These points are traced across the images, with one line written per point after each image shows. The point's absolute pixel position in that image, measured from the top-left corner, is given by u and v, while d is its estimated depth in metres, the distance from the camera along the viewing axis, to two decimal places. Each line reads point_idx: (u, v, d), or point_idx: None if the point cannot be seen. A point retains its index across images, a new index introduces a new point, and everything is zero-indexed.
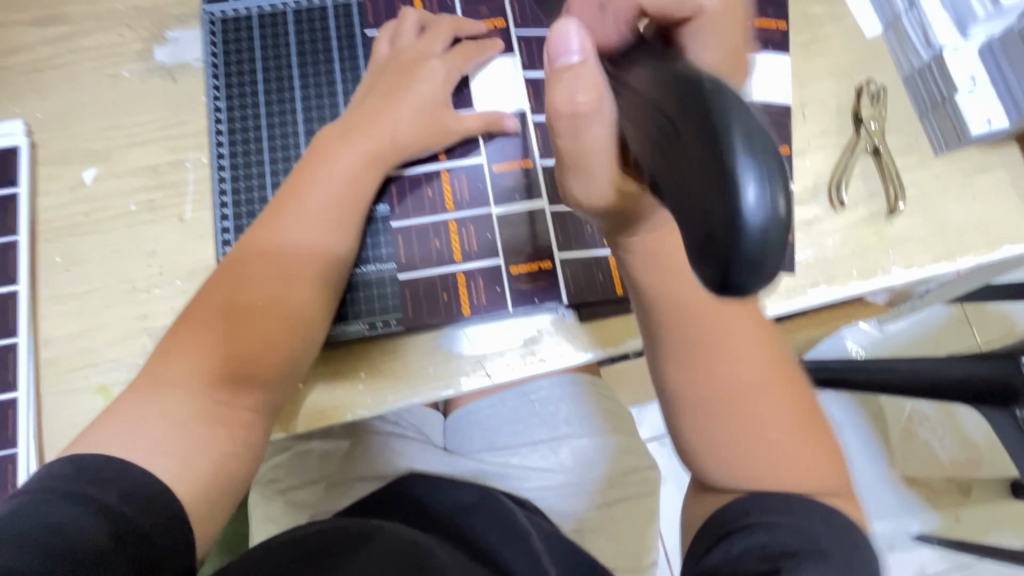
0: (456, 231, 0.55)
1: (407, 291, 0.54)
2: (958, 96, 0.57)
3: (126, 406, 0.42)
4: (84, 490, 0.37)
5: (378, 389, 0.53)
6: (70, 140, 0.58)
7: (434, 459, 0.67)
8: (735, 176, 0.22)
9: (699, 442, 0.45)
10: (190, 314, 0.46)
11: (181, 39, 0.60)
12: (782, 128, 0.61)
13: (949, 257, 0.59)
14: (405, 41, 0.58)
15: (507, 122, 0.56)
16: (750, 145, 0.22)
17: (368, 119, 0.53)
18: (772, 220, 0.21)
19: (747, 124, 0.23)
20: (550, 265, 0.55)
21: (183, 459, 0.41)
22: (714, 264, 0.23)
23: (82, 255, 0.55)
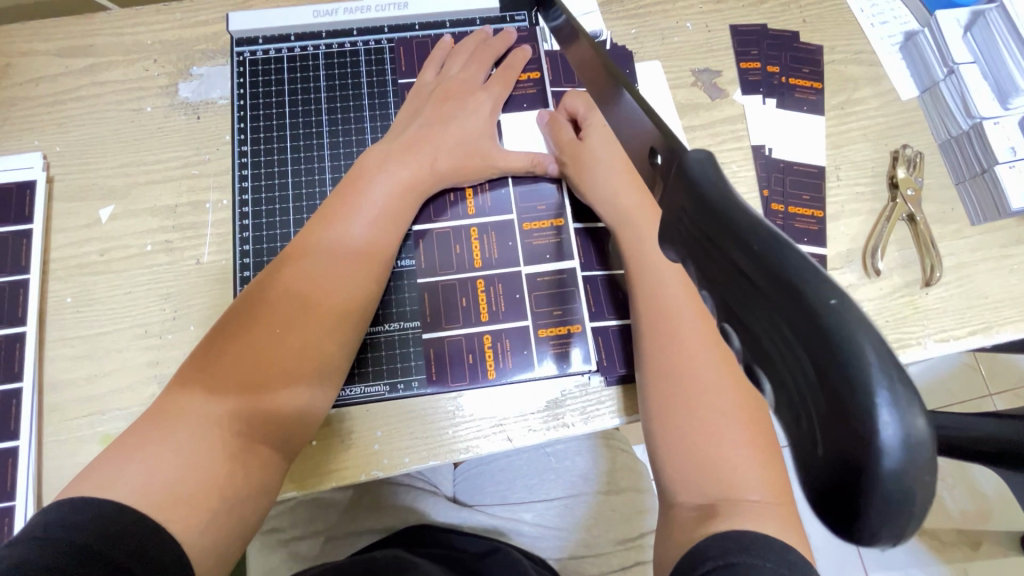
0: (484, 289, 0.54)
1: (431, 352, 0.53)
2: (998, 168, 0.56)
3: (140, 445, 0.39)
4: (92, 544, 0.34)
5: (395, 450, 0.50)
6: (89, 175, 0.56)
7: (445, 510, 0.66)
8: (858, 391, 0.14)
9: (666, 449, 0.43)
10: (210, 347, 0.44)
11: (207, 76, 0.59)
12: (816, 190, 0.60)
13: (987, 331, 0.56)
14: (453, 69, 0.57)
15: (552, 165, 0.55)
16: (872, 334, 0.15)
17: (410, 147, 0.52)
18: (922, 455, 0.14)
19: (846, 308, 0.15)
20: (579, 329, 0.53)
21: (194, 508, 0.38)
22: (835, 502, 0.15)
23: (95, 296, 0.53)
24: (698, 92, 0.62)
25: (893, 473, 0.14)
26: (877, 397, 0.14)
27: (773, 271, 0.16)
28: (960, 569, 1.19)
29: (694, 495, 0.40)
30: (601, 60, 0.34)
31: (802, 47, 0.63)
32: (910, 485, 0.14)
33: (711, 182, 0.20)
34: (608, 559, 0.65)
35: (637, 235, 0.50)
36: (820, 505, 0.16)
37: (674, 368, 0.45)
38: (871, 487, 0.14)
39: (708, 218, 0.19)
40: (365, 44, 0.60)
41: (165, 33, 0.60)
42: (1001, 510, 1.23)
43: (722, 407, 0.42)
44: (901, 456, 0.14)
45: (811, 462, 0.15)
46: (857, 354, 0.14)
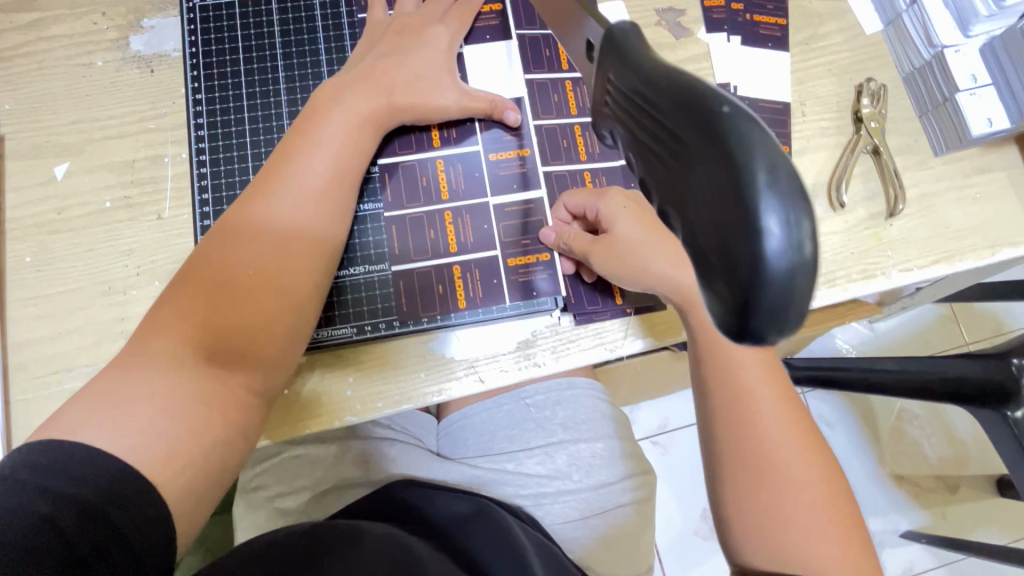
0: (452, 222, 0.54)
1: (401, 284, 0.52)
2: (958, 96, 0.56)
3: (107, 390, 0.39)
4: (60, 489, 0.34)
5: (367, 395, 0.51)
6: (41, 132, 0.55)
7: (428, 463, 0.67)
8: (744, 191, 0.15)
9: (748, 531, 0.44)
10: (174, 290, 0.43)
11: (159, 27, 0.57)
12: (781, 127, 0.60)
13: (949, 260, 0.57)
14: (407, 5, 0.56)
15: (509, 112, 0.54)
16: (766, 145, 0.15)
17: (368, 77, 0.51)
18: (806, 255, 0.15)
19: (741, 118, 0.16)
20: (547, 258, 0.53)
21: (167, 451, 0.38)
22: (734, 306, 0.15)
23: (55, 255, 0.52)
24: (662, 31, 0.61)
25: (778, 270, 0.15)
26: (762, 193, 0.15)
27: (681, 108, 0.17)
28: (938, 513, 1.24)
29: (749, 529, 0.44)
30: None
31: None
32: (795, 279, 0.15)
33: (632, 44, 0.20)
34: (588, 500, 0.67)
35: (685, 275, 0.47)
36: (721, 315, 0.16)
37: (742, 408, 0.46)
38: (759, 281, 0.15)
39: (628, 76, 0.20)
40: None
41: None
42: (975, 454, 1.28)
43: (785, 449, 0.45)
44: (785, 253, 0.14)
45: (712, 267, 0.16)
46: (747, 159, 0.15)
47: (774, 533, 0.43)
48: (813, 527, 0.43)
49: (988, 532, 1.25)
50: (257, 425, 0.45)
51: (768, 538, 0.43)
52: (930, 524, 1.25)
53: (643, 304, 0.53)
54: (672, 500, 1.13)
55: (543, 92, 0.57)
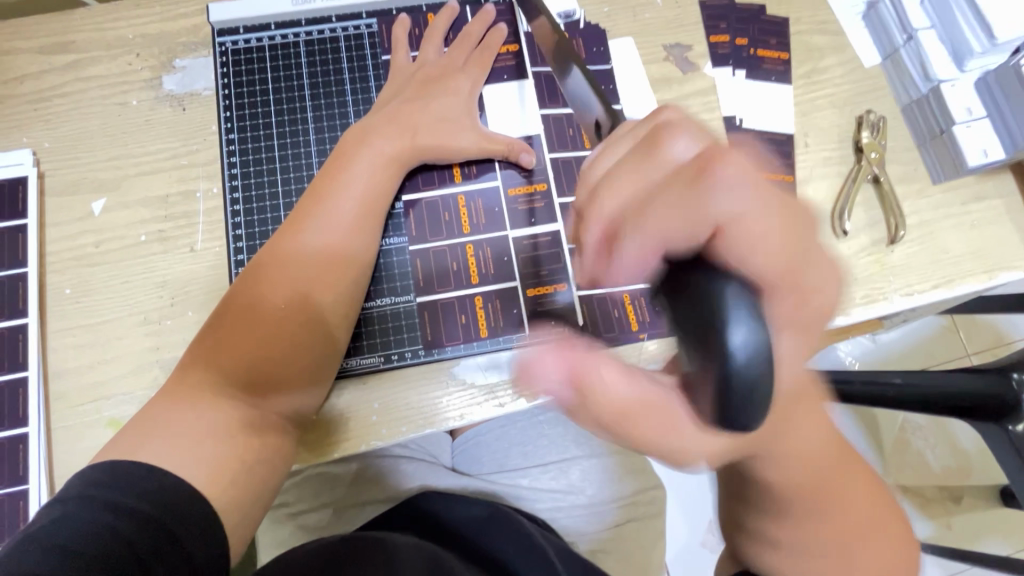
0: (473, 253, 0.56)
1: (425, 315, 0.55)
2: (956, 128, 0.59)
3: (161, 416, 0.42)
4: (123, 501, 0.36)
5: (392, 420, 0.53)
6: (78, 169, 0.57)
7: (446, 479, 0.69)
8: (727, 322, 0.28)
9: None
10: (214, 324, 0.47)
11: (190, 67, 0.60)
12: (786, 158, 0.62)
13: (949, 284, 0.60)
14: (430, 53, 0.59)
15: (525, 155, 0.57)
16: (737, 299, 0.29)
17: (393, 119, 0.55)
18: (763, 358, 0.28)
19: (728, 276, 0.30)
20: (564, 288, 0.56)
21: (219, 470, 0.41)
22: (729, 396, 0.29)
23: (92, 287, 0.55)
24: (670, 66, 0.64)
25: (746, 371, 0.28)
26: (740, 325, 0.28)
27: (686, 259, 0.31)
28: (942, 523, 1.26)
29: None
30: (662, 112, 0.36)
31: (769, 19, 0.65)
32: (759, 368, 0.28)
33: None
34: (600, 515, 0.70)
35: None
36: (718, 405, 0.29)
37: (809, 493, 0.38)
38: (744, 374, 0.28)
39: (666, 240, 0.31)
40: (344, 30, 0.61)
41: (145, 27, 0.61)
42: (979, 465, 1.29)
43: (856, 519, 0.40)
44: (748, 357, 0.28)
45: (707, 366, 0.29)
46: (724, 310, 0.29)
47: None
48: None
49: (992, 542, 1.26)
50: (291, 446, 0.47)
51: None
52: (935, 535, 1.26)
53: (659, 332, 0.55)
54: (680, 513, 1.14)
55: (558, 128, 0.60)
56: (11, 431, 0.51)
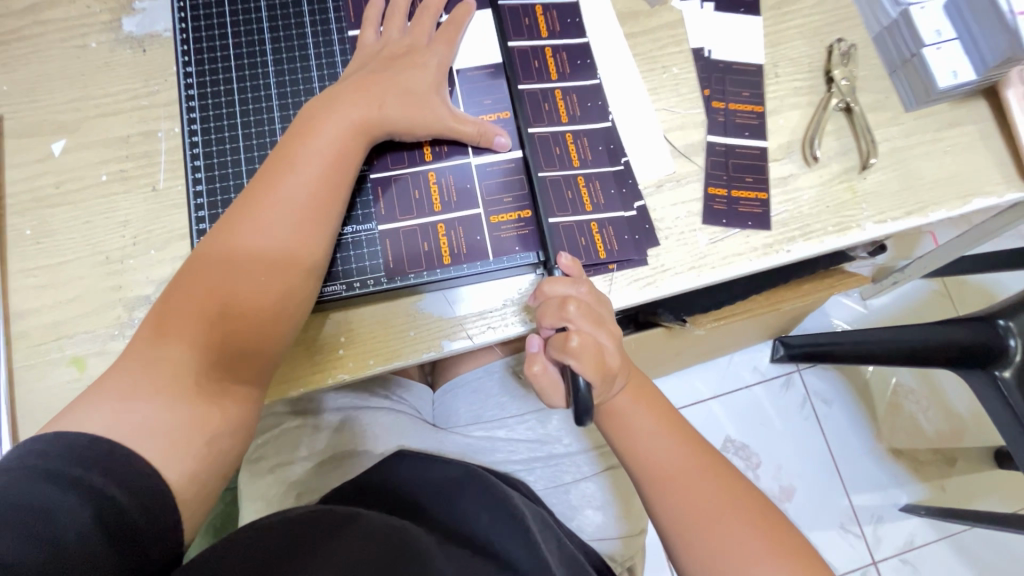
0: (435, 182, 0.55)
1: (388, 243, 0.54)
2: (925, 50, 0.58)
3: (111, 384, 0.42)
4: (62, 470, 0.37)
5: (360, 354, 0.53)
6: (38, 112, 0.57)
7: (420, 434, 0.67)
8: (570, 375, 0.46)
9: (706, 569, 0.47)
10: (155, 324, 0.45)
11: (150, 9, 0.59)
12: (756, 88, 0.61)
13: (923, 211, 0.59)
14: (394, 29, 0.56)
15: (500, 136, 0.55)
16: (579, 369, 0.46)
17: (363, 88, 0.52)
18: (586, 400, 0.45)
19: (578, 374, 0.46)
20: (529, 215, 0.55)
21: (173, 444, 0.41)
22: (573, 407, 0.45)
23: (54, 227, 0.54)
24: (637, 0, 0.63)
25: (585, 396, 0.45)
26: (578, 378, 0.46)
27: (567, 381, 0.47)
28: (937, 486, 1.25)
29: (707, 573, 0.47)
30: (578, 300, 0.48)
31: None
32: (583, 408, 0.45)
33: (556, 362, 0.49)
34: (579, 465, 0.70)
35: (620, 412, 0.53)
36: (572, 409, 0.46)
37: (662, 479, 0.50)
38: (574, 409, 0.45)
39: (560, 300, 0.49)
40: None
41: None
42: (973, 428, 1.29)
43: (707, 494, 0.48)
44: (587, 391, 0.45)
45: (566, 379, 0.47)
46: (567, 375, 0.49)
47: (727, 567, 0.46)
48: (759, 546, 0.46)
49: (988, 502, 1.25)
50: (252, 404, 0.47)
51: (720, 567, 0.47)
52: (930, 497, 1.25)
53: (627, 260, 0.55)
54: None
55: (522, 61, 0.59)
56: None
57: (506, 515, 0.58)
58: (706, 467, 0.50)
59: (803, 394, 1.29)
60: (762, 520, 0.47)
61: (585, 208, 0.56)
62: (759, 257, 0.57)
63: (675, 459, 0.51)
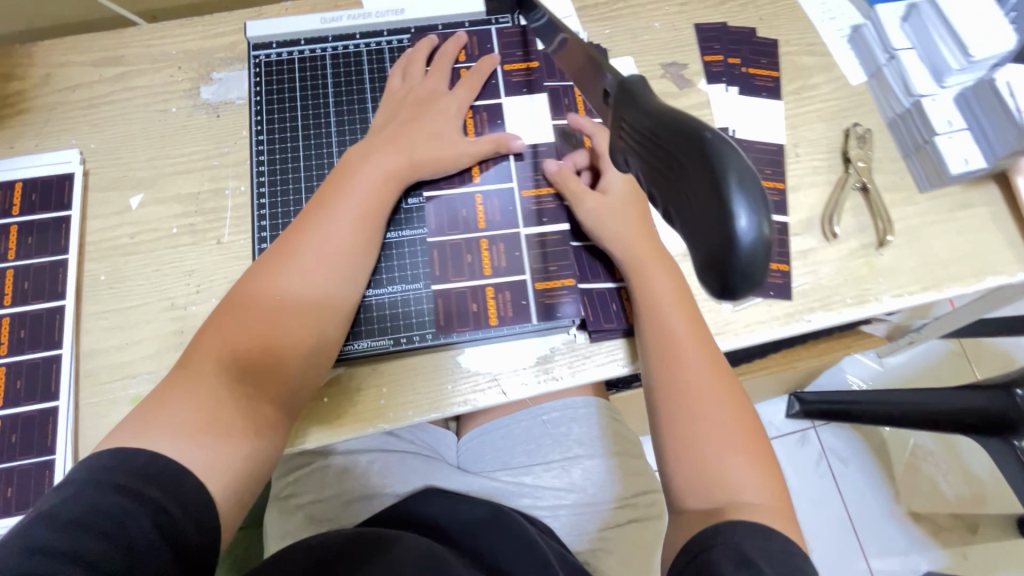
0: (486, 248, 0.60)
1: (439, 302, 0.58)
2: (936, 138, 0.62)
3: (165, 400, 0.45)
4: (125, 481, 0.40)
5: (399, 404, 0.56)
6: (120, 168, 0.62)
7: (449, 476, 0.69)
8: (722, 202, 0.26)
9: (673, 425, 0.49)
10: (192, 356, 0.48)
11: (226, 79, 0.66)
12: (777, 166, 0.66)
13: (938, 286, 0.62)
14: (417, 76, 0.63)
15: (516, 141, 0.61)
16: (734, 161, 0.26)
17: (395, 138, 0.58)
18: (762, 243, 0.25)
19: (740, 170, 0.26)
20: (572, 283, 0.59)
21: (216, 456, 0.44)
22: (717, 274, 0.26)
23: (125, 274, 0.59)
24: (667, 82, 0.69)
25: (749, 247, 0.25)
26: (739, 207, 0.25)
27: (692, 181, 0.27)
28: (959, 554, 1.22)
29: (671, 438, 0.49)
30: (580, 49, 0.44)
31: (760, 41, 0.70)
32: (758, 261, 0.25)
33: (682, 194, 0.28)
34: (603, 516, 0.69)
35: (643, 270, 0.54)
36: (709, 281, 0.27)
37: (652, 312, 0.53)
38: (736, 263, 0.25)
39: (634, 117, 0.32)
40: (367, 46, 0.66)
41: (188, 43, 0.67)
42: (994, 493, 1.27)
43: (700, 372, 0.50)
44: (753, 234, 0.25)
45: (704, 244, 0.26)
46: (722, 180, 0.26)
47: (692, 429, 0.48)
48: (731, 469, 0.46)
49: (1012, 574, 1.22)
50: (283, 439, 0.50)
51: (684, 423, 0.48)
52: (952, 566, 1.22)
53: None
54: None
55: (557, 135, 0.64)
56: (42, 405, 0.54)
57: (525, 548, 0.59)
58: (720, 389, 0.49)
59: (819, 451, 1.29)
60: (756, 466, 0.47)
61: (617, 278, 0.60)
62: (781, 326, 0.60)
63: (674, 303, 0.53)
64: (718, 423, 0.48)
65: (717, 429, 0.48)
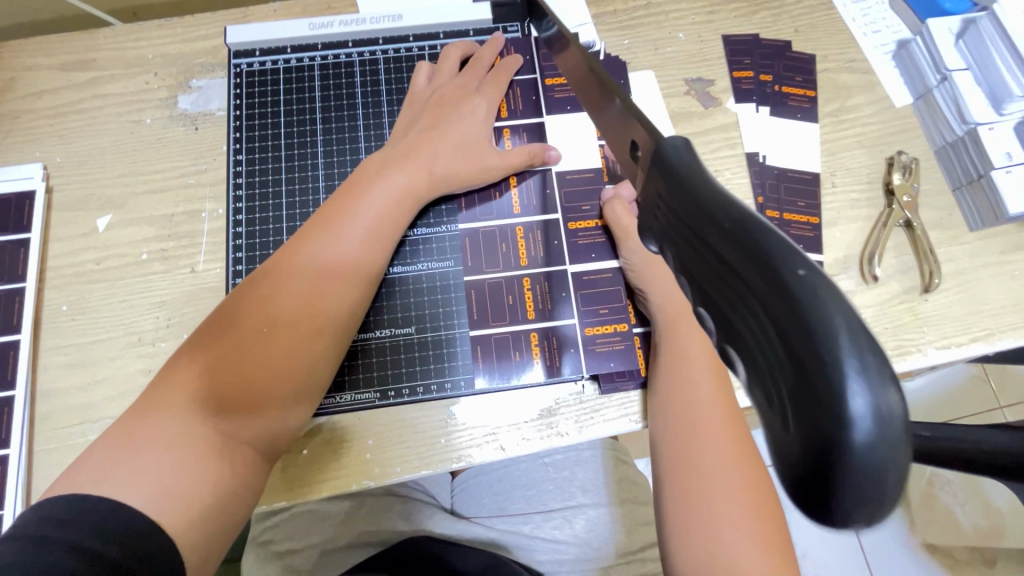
0: (529, 288, 0.54)
1: (478, 348, 0.53)
2: (994, 173, 0.56)
3: (135, 436, 0.39)
4: (81, 540, 0.33)
5: (386, 459, 0.50)
6: (87, 185, 0.57)
7: (442, 523, 0.64)
8: (826, 371, 0.16)
9: (677, 495, 0.43)
10: (181, 364, 0.42)
11: (206, 88, 0.60)
12: (811, 197, 0.59)
13: (989, 338, 0.55)
14: (445, 77, 0.57)
15: (551, 153, 0.56)
16: (841, 308, 0.16)
17: (414, 150, 0.52)
18: (890, 436, 0.15)
19: (851, 318, 0.16)
20: (625, 328, 0.54)
21: (192, 505, 0.38)
22: (810, 478, 0.16)
23: (89, 304, 0.54)
24: (691, 100, 0.62)
25: (865, 453, 0.16)
26: (850, 385, 0.16)
27: (776, 322, 0.17)
28: None
29: (674, 509, 0.43)
30: (584, 61, 0.39)
31: (795, 56, 0.63)
32: (882, 469, 0.16)
33: (752, 336, 0.18)
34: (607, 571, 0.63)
35: (671, 327, 0.50)
36: (792, 481, 0.17)
37: (670, 365, 0.48)
38: (842, 470, 0.16)
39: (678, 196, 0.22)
40: (360, 55, 0.60)
41: (165, 47, 0.61)
42: None
43: (716, 439, 0.44)
44: (872, 425, 0.15)
45: (793, 416, 0.17)
46: (825, 332, 0.16)
47: (697, 502, 0.42)
48: (740, 554, 0.40)
49: None
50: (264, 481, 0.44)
51: (688, 494, 0.43)
52: None
53: None
54: None
55: (569, 156, 0.58)
56: None
57: None
58: (732, 437, 0.44)
59: None
60: (769, 554, 0.40)
61: (629, 322, 0.54)
62: None
63: (699, 359, 0.47)
64: (729, 497, 0.42)
65: (728, 507, 0.41)
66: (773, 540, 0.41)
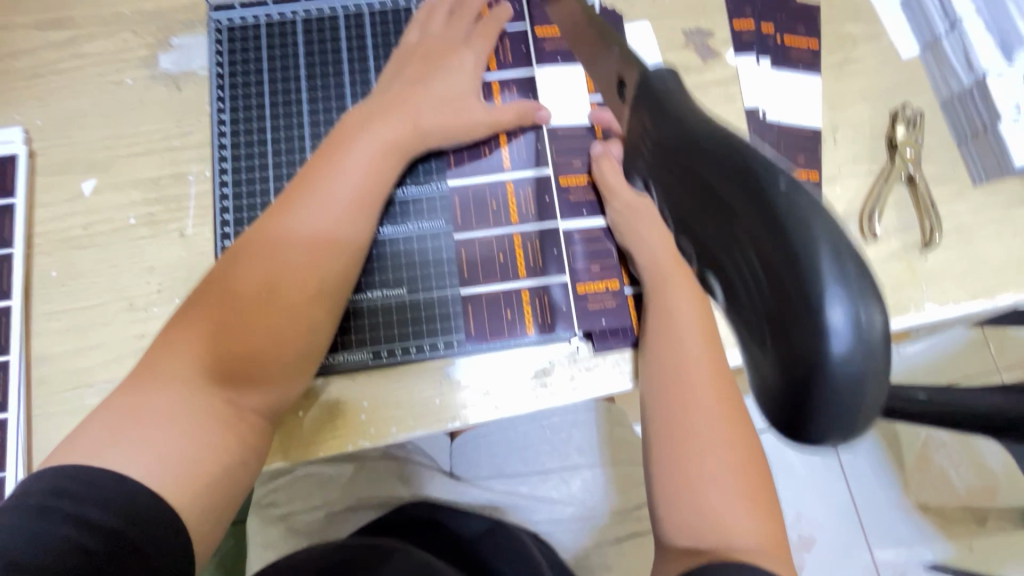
0: (520, 246, 0.54)
1: (469, 306, 0.53)
2: (1000, 123, 0.55)
3: (133, 404, 0.39)
4: (85, 512, 0.34)
5: (381, 420, 0.51)
6: (70, 149, 0.56)
7: (441, 485, 0.65)
8: (807, 290, 0.15)
9: (667, 454, 0.43)
10: (173, 333, 0.42)
11: (187, 45, 0.58)
12: (811, 153, 0.58)
13: (988, 295, 0.55)
14: (434, 28, 0.55)
15: (541, 110, 0.54)
16: (825, 225, 0.16)
17: (399, 103, 0.50)
18: (870, 351, 0.15)
19: (834, 236, 0.16)
20: (617, 285, 0.53)
21: (194, 473, 0.38)
22: (790, 399, 0.16)
23: (79, 270, 0.53)
24: (689, 53, 0.60)
25: (843, 367, 0.16)
26: (831, 302, 0.15)
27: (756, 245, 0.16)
28: None
29: (664, 468, 0.43)
30: (578, 8, 0.38)
31: (798, 4, 0.61)
32: (860, 384, 0.16)
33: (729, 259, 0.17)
34: (602, 529, 0.65)
35: (661, 284, 0.49)
36: (773, 403, 0.17)
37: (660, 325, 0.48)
38: (823, 388, 0.16)
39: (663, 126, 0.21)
40: (344, 9, 0.58)
41: (143, 3, 0.58)
42: None
43: (707, 397, 0.44)
44: (851, 341, 0.15)
45: (772, 338, 0.16)
46: (808, 250, 0.16)
47: (687, 461, 0.42)
48: (729, 510, 0.40)
49: None
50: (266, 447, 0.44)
51: (678, 453, 0.43)
52: None
53: None
54: None
55: (562, 113, 0.56)
56: None
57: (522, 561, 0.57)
58: (722, 400, 0.44)
59: None
60: (757, 509, 0.41)
61: (624, 281, 0.53)
62: None
63: (689, 319, 0.47)
64: (718, 455, 0.42)
65: (718, 465, 0.42)
66: (761, 496, 0.41)
